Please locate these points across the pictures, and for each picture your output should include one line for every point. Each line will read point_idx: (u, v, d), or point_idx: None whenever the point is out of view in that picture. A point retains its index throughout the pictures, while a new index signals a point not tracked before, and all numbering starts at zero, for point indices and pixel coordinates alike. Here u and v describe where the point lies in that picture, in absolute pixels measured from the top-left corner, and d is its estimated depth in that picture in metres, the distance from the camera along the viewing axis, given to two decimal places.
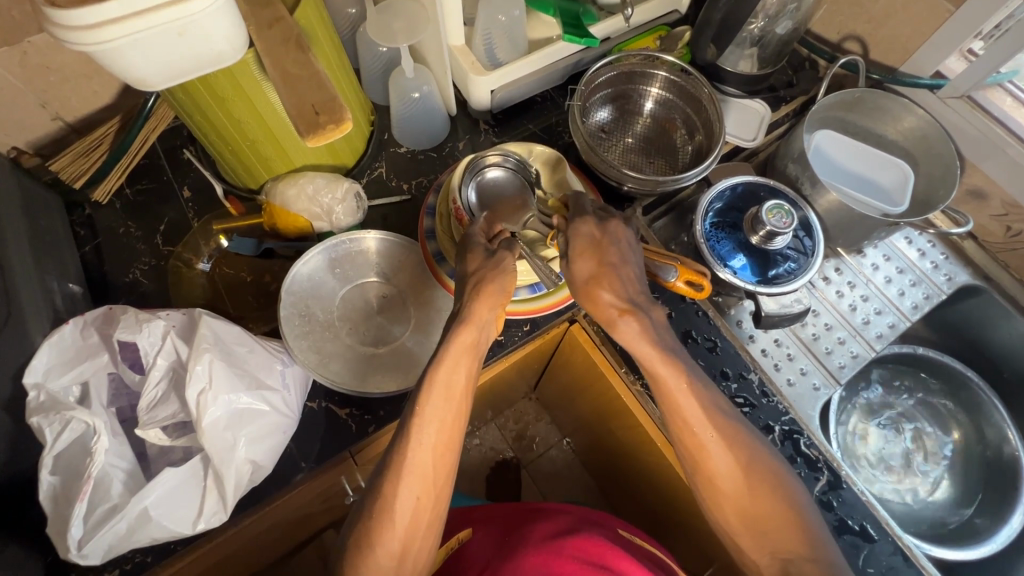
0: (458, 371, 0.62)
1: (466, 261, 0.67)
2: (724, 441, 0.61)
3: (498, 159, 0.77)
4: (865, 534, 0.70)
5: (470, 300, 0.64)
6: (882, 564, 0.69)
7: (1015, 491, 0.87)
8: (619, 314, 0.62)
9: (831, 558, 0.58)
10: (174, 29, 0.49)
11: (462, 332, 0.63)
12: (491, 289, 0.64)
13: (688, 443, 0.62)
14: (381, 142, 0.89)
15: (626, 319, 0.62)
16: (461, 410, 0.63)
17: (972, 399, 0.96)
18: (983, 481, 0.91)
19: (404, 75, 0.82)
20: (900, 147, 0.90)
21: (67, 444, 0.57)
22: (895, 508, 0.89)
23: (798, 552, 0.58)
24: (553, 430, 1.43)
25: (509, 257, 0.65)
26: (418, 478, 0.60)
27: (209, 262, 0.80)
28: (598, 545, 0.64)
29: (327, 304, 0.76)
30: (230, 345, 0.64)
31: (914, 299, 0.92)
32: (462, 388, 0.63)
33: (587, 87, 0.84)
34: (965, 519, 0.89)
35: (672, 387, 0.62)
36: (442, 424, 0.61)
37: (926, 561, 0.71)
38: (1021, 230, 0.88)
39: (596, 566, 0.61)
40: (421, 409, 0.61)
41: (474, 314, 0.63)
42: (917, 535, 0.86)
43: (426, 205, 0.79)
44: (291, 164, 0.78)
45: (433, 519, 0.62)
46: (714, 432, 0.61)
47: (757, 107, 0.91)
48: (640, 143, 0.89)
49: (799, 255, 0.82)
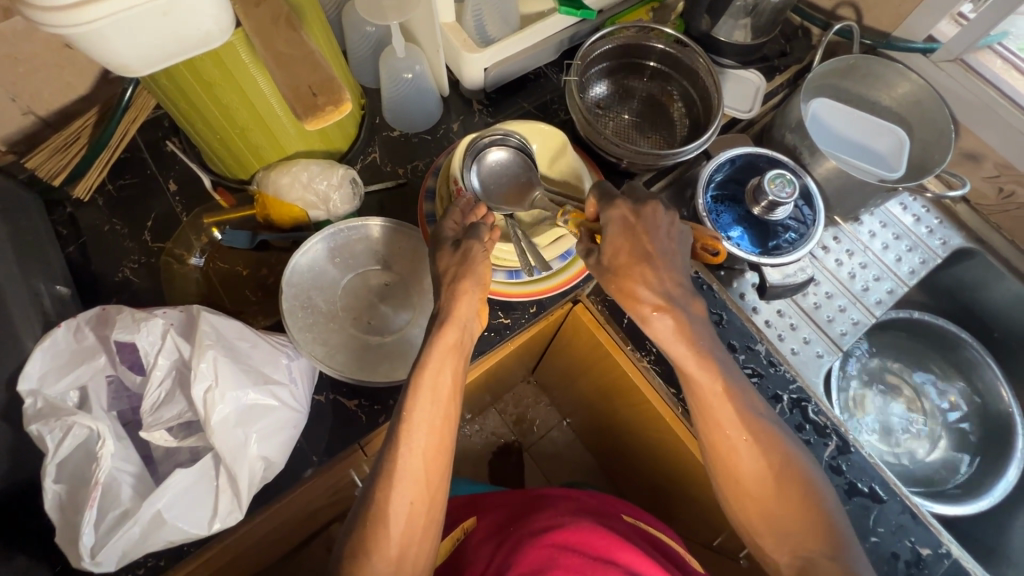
0: (442, 371, 0.62)
1: (437, 260, 0.66)
2: (751, 441, 0.62)
3: (498, 139, 0.75)
4: (874, 495, 0.72)
5: (447, 299, 0.63)
6: (891, 523, 0.71)
7: (1011, 443, 0.90)
8: (653, 310, 0.62)
9: (853, 558, 0.59)
10: (159, 7, 0.46)
11: (445, 331, 0.62)
12: (467, 284, 0.64)
13: (716, 446, 0.63)
14: (372, 126, 0.87)
15: (659, 316, 0.62)
16: (448, 410, 0.63)
17: (966, 358, 0.98)
18: (979, 436, 0.94)
19: (395, 56, 0.79)
20: (895, 113, 0.90)
21: (70, 450, 0.55)
22: (896, 469, 0.91)
23: (820, 552, 0.59)
24: (554, 413, 1.43)
25: (477, 250, 0.64)
26: (410, 484, 0.59)
27: (202, 257, 0.77)
28: (598, 537, 0.61)
29: (330, 294, 0.74)
30: (233, 341, 0.62)
31: (910, 264, 0.93)
32: (447, 388, 0.62)
33: (582, 61, 0.83)
34: (964, 474, 0.92)
35: (713, 392, 0.62)
36: (432, 428, 0.61)
37: (931, 518, 0.72)
38: (1013, 191, 0.89)
39: (597, 559, 0.58)
40: (409, 415, 0.61)
41: (453, 312, 0.63)
42: (920, 493, 0.89)
43: (426, 188, 0.77)
44: (283, 151, 0.75)
45: (428, 523, 0.61)
46: (746, 435, 0.62)
47: (752, 78, 0.91)
48: (637, 118, 0.88)
49: (800, 226, 0.82)
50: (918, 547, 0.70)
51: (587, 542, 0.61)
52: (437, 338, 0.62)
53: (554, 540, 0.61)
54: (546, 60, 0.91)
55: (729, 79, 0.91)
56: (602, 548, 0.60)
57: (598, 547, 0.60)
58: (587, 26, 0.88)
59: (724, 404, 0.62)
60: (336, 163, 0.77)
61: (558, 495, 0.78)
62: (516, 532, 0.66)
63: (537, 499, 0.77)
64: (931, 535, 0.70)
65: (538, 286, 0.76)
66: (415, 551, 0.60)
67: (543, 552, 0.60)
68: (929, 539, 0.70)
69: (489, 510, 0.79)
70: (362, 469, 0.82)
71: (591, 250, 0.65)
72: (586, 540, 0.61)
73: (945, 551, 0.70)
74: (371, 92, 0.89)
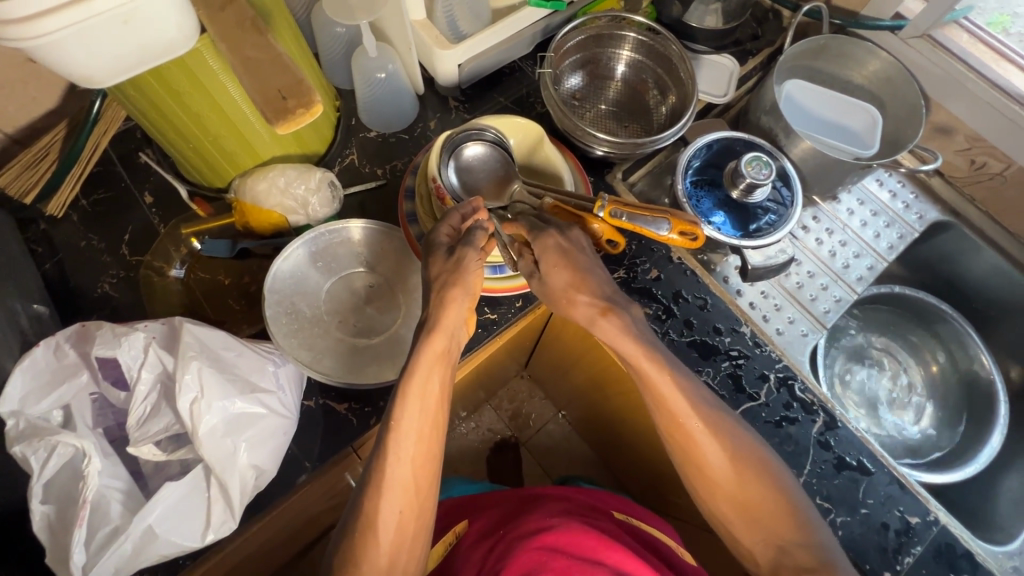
0: (431, 379, 0.62)
1: (428, 266, 0.64)
2: (712, 429, 0.62)
3: (475, 133, 0.75)
4: (862, 468, 0.73)
5: (435, 309, 0.62)
6: (880, 495, 0.72)
7: (993, 412, 0.92)
8: (599, 313, 0.62)
9: (817, 537, 0.61)
10: (120, 15, 0.46)
11: (437, 338, 0.62)
12: (454, 294, 0.62)
13: (678, 440, 0.63)
14: (349, 128, 0.86)
15: (606, 318, 0.63)
16: (437, 418, 0.63)
17: (948, 330, 1.00)
18: (963, 405, 0.96)
19: (366, 56, 0.79)
20: (867, 91, 0.91)
21: (56, 470, 0.55)
22: (885, 442, 0.93)
23: (787, 537, 0.61)
24: (548, 406, 1.44)
25: (471, 257, 0.63)
26: (399, 493, 0.59)
27: (182, 268, 0.77)
28: (586, 539, 0.62)
29: (314, 299, 0.73)
30: (217, 351, 0.62)
31: (889, 240, 0.94)
32: (436, 396, 0.62)
33: (556, 54, 0.83)
34: (950, 443, 0.94)
35: (668, 383, 0.62)
36: (420, 436, 0.61)
37: (920, 488, 0.74)
38: (984, 162, 0.90)
39: (586, 560, 0.59)
40: (398, 422, 0.60)
41: (440, 321, 0.62)
42: (908, 464, 0.90)
43: (405, 188, 0.77)
44: (258, 157, 0.75)
45: (419, 527, 0.61)
46: (704, 425, 0.62)
47: (727, 63, 0.91)
48: (614, 109, 0.88)
49: (779, 207, 0.83)
50: (908, 518, 0.71)
51: (575, 544, 0.61)
52: (425, 347, 0.61)
53: (543, 543, 0.61)
54: (519, 54, 0.90)
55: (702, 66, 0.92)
56: (589, 548, 0.60)
57: (588, 549, 0.60)
58: (558, 19, 0.88)
59: (682, 395, 0.62)
60: (314, 167, 0.76)
61: (551, 494, 0.79)
62: (508, 534, 0.67)
63: (529, 499, 0.78)
64: (919, 503, 0.72)
65: (522, 279, 0.76)
66: (407, 556, 0.60)
67: (531, 556, 0.60)
68: (917, 507, 0.72)
69: (483, 512, 0.80)
70: (358, 472, 0.82)
71: (566, 242, 0.66)
72: (575, 543, 0.61)
73: (933, 519, 0.71)
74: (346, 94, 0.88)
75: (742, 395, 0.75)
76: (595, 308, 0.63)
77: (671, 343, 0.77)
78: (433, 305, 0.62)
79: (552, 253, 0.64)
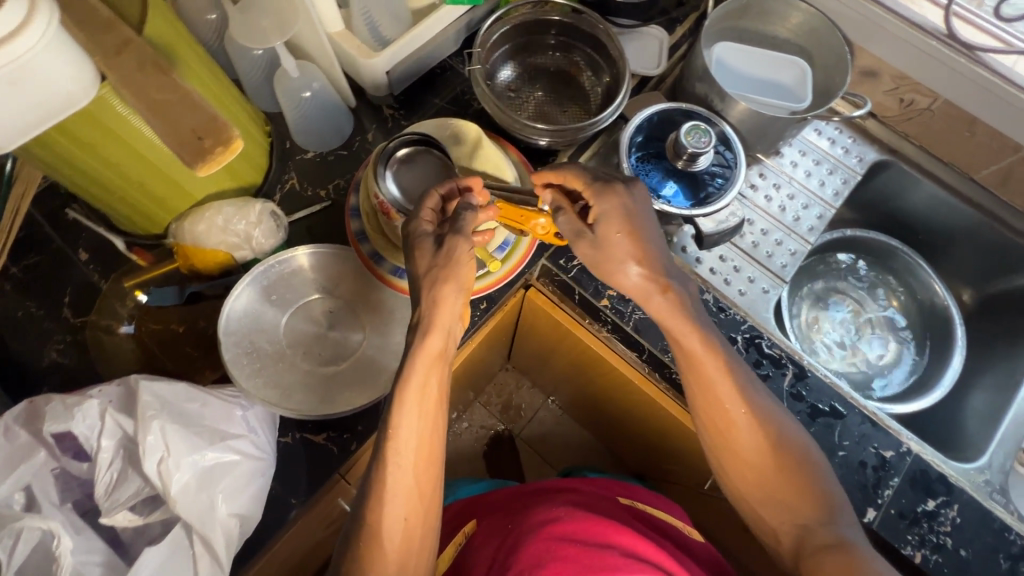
0: (429, 382, 0.62)
1: (415, 261, 0.63)
2: (746, 406, 0.66)
3: (407, 139, 0.73)
4: (835, 412, 0.76)
5: (428, 308, 0.62)
6: (855, 435, 0.75)
7: (952, 335, 0.98)
8: (658, 290, 0.66)
9: (842, 520, 0.63)
10: (6, 76, 0.43)
11: (429, 339, 0.61)
12: (451, 285, 0.62)
13: (710, 419, 0.67)
14: (284, 152, 0.84)
15: (666, 295, 0.66)
16: (437, 423, 0.63)
17: (901, 265, 1.05)
18: (924, 334, 1.01)
19: (288, 76, 0.77)
20: (793, 45, 0.93)
21: (25, 556, 0.53)
22: (856, 381, 0.96)
23: (812, 517, 0.63)
24: (537, 394, 1.44)
25: (460, 245, 0.62)
26: (403, 499, 0.60)
27: (132, 323, 0.73)
28: (596, 523, 0.63)
29: (274, 335, 0.72)
30: (179, 405, 0.60)
31: (834, 187, 0.97)
32: (435, 399, 0.62)
33: (482, 48, 0.82)
34: (917, 373, 0.98)
35: (715, 366, 0.66)
36: (421, 440, 0.61)
37: (892, 422, 0.77)
38: (913, 99, 0.93)
39: (597, 544, 0.60)
40: (394, 431, 0.60)
41: (434, 321, 0.62)
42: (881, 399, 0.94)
43: (350, 207, 0.76)
44: (193, 197, 0.72)
45: (425, 533, 0.62)
46: (744, 410, 0.66)
47: (653, 33, 0.92)
48: (550, 94, 0.87)
49: (724, 170, 0.84)
50: (883, 452, 0.74)
51: (585, 530, 0.62)
52: (420, 349, 0.61)
53: (553, 531, 0.62)
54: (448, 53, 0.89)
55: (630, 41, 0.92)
56: (599, 533, 0.62)
57: (598, 534, 0.62)
58: (481, 11, 0.86)
59: (719, 376, 0.66)
60: (252, 199, 0.74)
61: (556, 487, 0.79)
62: (515, 528, 0.67)
63: (530, 495, 0.78)
64: (891, 437, 0.75)
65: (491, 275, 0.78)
66: (415, 561, 0.61)
67: (541, 545, 0.61)
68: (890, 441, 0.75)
69: (488, 512, 0.80)
70: (350, 496, 0.81)
71: (635, 207, 0.67)
72: (584, 529, 0.62)
73: (905, 450, 0.75)
74: (275, 117, 0.85)
75: None
76: (656, 285, 0.66)
77: (637, 321, 0.80)
78: (432, 294, 0.62)
79: (610, 220, 0.66)
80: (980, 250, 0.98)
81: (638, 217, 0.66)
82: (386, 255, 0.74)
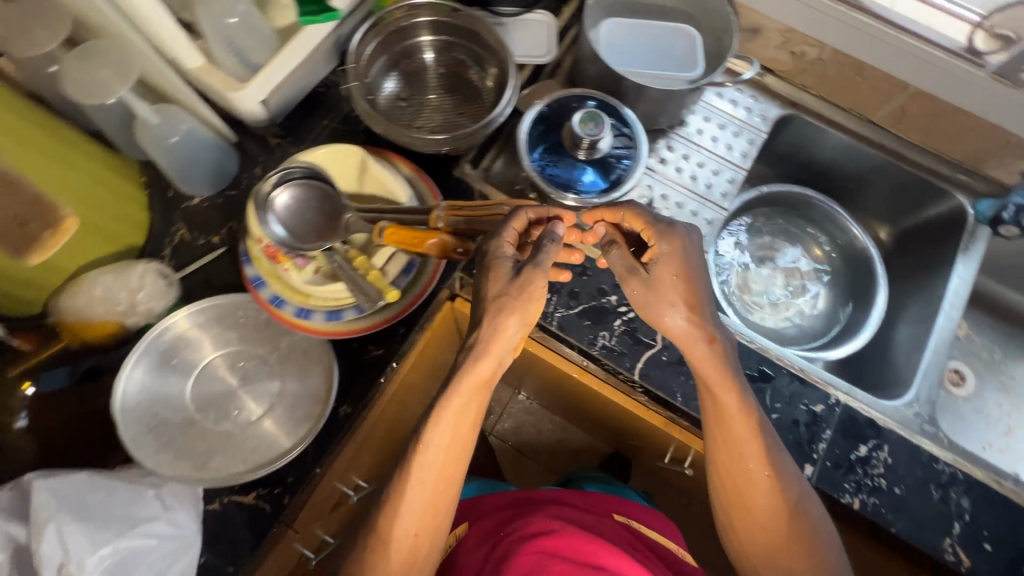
0: (469, 407, 0.63)
1: (492, 284, 0.62)
2: (767, 473, 0.65)
3: (278, 179, 0.69)
4: (764, 376, 0.77)
5: (488, 330, 0.61)
6: (785, 396, 0.76)
7: (873, 278, 0.99)
8: (710, 343, 0.65)
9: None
10: None
11: (482, 361, 0.61)
12: (518, 308, 0.61)
13: (728, 481, 0.68)
14: (166, 202, 0.78)
15: (715, 346, 0.65)
16: (468, 442, 0.65)
17: (823, 213, 1.05)
18: (849, 280, 1.03)
19: (148, 123, 0.71)
20: (680, 11, 0.91)
21: None
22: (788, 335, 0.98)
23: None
24: (504, 389, 1.42)
25: (538, 280, 0.61)
26: (417, 514, 0.63)
27: (25, 415, 0.68)
28: (590, 544, 0.62)
29: (179, 402, 0.68)
30: (78, 498, 0.58)
31: (742, 148, 0.97)
32: (471, 419, 0.64)
33: (356, 62, 0.78)
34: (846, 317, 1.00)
35: (739, 421, 0.66)
36: (448, 453, 0.63)
37: (818, 376, 0.79)
38: (804, 50, 0.93)
39: (586, 566, 0.60)
40: (425, 438, 0.62)
41: (485, 351, 0.62)
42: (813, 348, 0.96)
43: (240, 254, 0.71)
44: (65, 272, 0.68)
45: (430, 543, 0.65)
46: (765, 471, 0.65)
47: (539, 18, 0.88)
48: (443, 96, 0.84)
49: (629, 149, 0.83)
50: (811, 414, 0.76)
51: (574, 549, 0.62)
52: (466, 370, 0.62)
53: (543, 545, 0.62)
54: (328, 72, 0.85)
55: (517, 25, 0.88)
56: (591, 554, 0.61)
57: (590, 554, 0.61)
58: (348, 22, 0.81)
59: (747, 440, 0.66)
60: (132, 261, 0.70)
61: (549, 498, 0.78)
62: (505, 536, 0.67)
63: (535, 498, 0.79)
64: (819, 392, 0.77)
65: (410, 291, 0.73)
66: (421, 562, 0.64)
67: (531, 557, 0.61)
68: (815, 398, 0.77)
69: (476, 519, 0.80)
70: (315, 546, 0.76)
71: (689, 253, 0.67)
72: (575, 547, 0.62)
73: (834, 402, 0.76)
74: (147, 164, 0.79)
75: (641, 345, 0.77)
76: (704, 336, 0.65)
77: (561, 319, 0.78)
78: (500, 321, 0.61)
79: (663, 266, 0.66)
80: (890, 187, 1.01)
81: (692, 259, 0.67)
82: (287, 297, 0.70)
